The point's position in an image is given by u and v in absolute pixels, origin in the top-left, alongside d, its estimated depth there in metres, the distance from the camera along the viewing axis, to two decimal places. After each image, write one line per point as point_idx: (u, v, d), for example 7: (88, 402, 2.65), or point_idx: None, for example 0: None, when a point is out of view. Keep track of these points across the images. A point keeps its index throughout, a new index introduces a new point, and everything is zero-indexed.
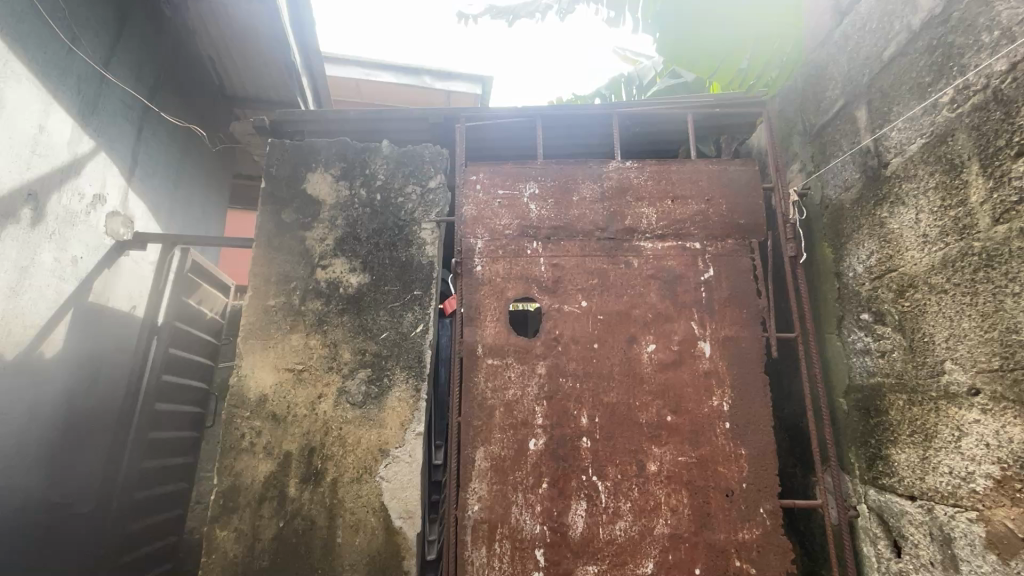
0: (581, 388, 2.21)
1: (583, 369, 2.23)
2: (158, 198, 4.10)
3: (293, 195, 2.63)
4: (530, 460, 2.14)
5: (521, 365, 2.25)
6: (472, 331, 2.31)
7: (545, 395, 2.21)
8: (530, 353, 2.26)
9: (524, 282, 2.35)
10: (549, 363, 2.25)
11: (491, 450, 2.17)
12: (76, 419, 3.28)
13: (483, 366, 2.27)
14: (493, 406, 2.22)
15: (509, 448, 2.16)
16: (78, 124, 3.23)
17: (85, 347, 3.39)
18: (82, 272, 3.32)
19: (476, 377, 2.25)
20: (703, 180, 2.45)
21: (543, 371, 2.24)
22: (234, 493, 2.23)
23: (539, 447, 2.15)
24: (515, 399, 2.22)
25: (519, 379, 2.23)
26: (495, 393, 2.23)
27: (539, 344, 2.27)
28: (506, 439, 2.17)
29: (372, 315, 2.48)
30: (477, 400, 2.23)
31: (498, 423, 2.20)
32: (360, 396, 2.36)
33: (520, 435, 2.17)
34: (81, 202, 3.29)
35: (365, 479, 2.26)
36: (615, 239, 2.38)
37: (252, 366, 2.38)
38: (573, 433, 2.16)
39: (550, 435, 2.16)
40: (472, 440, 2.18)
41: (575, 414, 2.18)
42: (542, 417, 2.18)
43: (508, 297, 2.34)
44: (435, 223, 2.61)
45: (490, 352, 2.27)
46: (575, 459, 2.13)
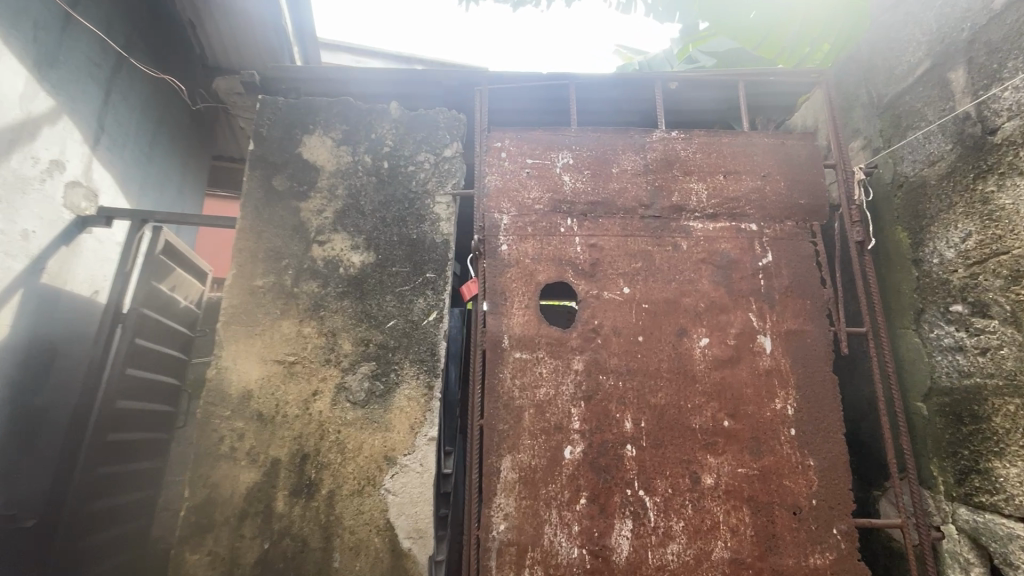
0: (625, 387, 1.91)
1: (628, 366, 1.93)
2: (127, 170, 3.67)
3: (287, 160, 2.26)
4: (567, 472, 1.82)
5: (555, 359, 1.94)
6: (498, 320, 1.99)
7: (583, 395, 1.90)
8: (565, 345, 1.95)
9: (558, 264, 2.04)
10: (588, 357, 1.94)
11: (521, 459, 1.85)
12: (19, 419, 2.84)
13: (511, 359, 1.95)
14: (523, 407, 1.90)
15: (542, 457, 1.84)
16: (35, 77, 2.81)
17: (35, 334, 2.96)
18: (34, 249, 2.89)
19: (502, 373, 1.93)
20: (759, 155, 2.18)
21: (581, 367, 1.93)
22: (209, 510, 1.85)
23: (576, 456, 1.84)
24: (548, 399, 1.90)
25: (553, 376, 1.92)
26: (525, 392, 1.91)
27: (576, 335, 1.96)
28: (537, 446, 1.85)
29: (377, 299, 2.13)
30: (503, 399, 1.90)
31: (529, 427, 1.87)
32: (363, 394, 2.01)
33: (554, 442, 1.85)
34: (34, 167, 2.86)
35: (367, 492, 1.91)
36: (661, 218, 2.09)
37: (235, 356, 2.01)
38: (616, 440, 1.85)
39: (589, 442, 1.85)
40: (498, 447, 1.86)
41: (618, 418, 1.87)
42: (580, 421, 1.87)
43: (539, 281, 2.02)
44: (451, 196, 2.27)
45: (518, 345, 1.96)
46: (618, 470, 1.82)
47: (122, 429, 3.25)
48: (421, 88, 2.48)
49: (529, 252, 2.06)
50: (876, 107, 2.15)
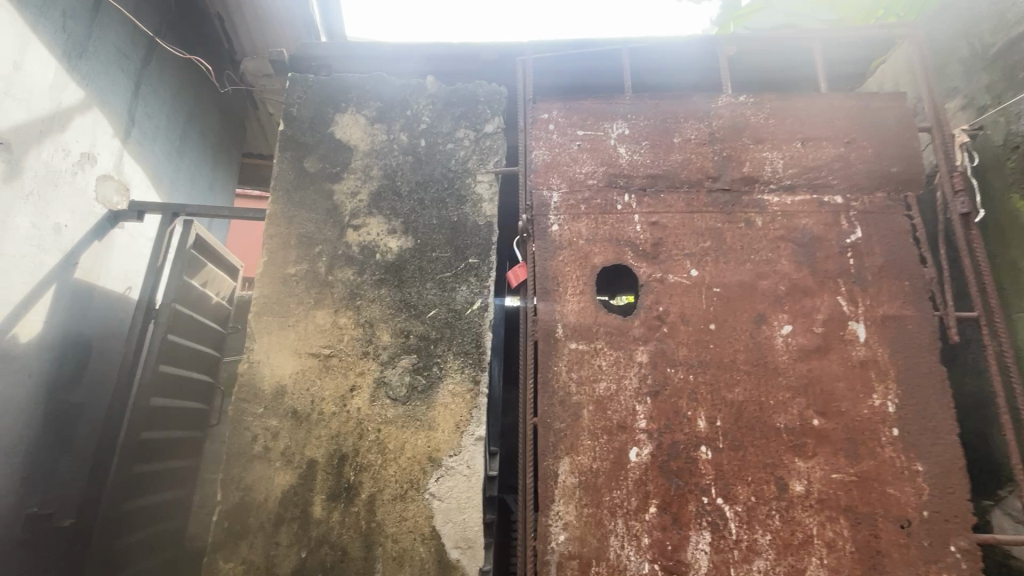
0: (697, 380, 1.69)
1: (699, 357, 1.71)
2: (159, 164, 3.61)
3: (318, 140, 2.12)
4: (633, 476, 1.62)
5: (616, 350, 1.74)
6: (551, 308, 1.80)
7: (649, 391, 1.70)
8: (627, 335, 1.76)
9: (616, 245, 1.84)
10: (653, 348, 1.73)
11: (581, 462, 1.66)
12: (53, 416, 2.81)
13: (567, 350, 1.76)
14: (581, 402, 1.71)
15: (604, 459, 1.65)
16: (65, 67, 2.74)
17: (70, 331, 2.91)
18: (67, 243, 2.84)
19: (557, 365, 1.75)
20: (841, 119, 1.92)
21: (645, 359, 1.73)
22: (242, 515, 1.71)
23: (643, 458, 1.64)
24: (608, 394, 1.71)
25: (614, 369, 1.73)
26: (582, 386, 1.72)
27: (638, 324, 1.76)
28: (599, 447, 1.66)
29: (416, 287, 1.96)
30: (559, 394, 1.72)
31: (588, 425, 1.68)
32: (403, 390, 1.85)
33: (618, 443, 1.66)
34: (66, 159, 2.80)
35: (411, 497, 1.75)
36: (731, 191, 1.87)
37: (267, 349, 1.87)
38: (689, 441, 1.64)
39: (657, 443, 1.64)
40: (555, 447, 1.68)
41: (690, 416, 1.66)
42: (646, 419, 1.67)
43: (595, 264, 1.82)
44: (493, 174, 2.09)
45: (574, 334, 1.78)
46: (691, 475, 1.61)
47: (156, 427, 3.19)
48: (458, 61, 2.31)
49: (583, 232, 1.86)
50: (980, 59, 1.88)
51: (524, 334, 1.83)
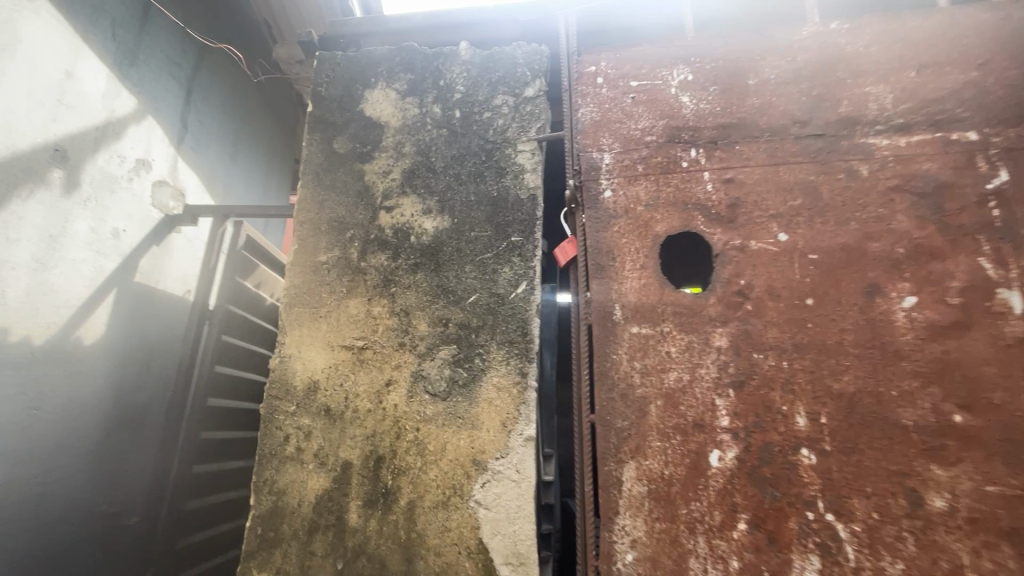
0: (793, 368, 1.38)
1: (793, 340, 1.40)
2: (214, 168, 3.66)
3: (348, 119, 1.98)
4: (714, 486, 1.35)
5: (686, 334, 1.47)
6: (608, 287, 1.57)
7: (731, 381, 1.41)
8: (700, 315, 1.48)
9: (683, 211, 1.56)
10: (734, 330, 1.45)
11: (649, 467, 1.41)
12: (121, 417, 2.89)
13: (628, 335, 1.52)
14: (647, 396, 1.46)
15: (678, 464, 1.39)
16: (116, 75, 2.80)
17: (133, 333, 2.99)
18: (125, 248, 2.90)
19: (618, 353, 1.52)
20: (969, 36, 1.52)
21: (724, 343, 1.44)
22: (274, 522, 1.59)
23: (726, 463, 1.36)
24: (680, 386, 1.44)
25: (686, 356, 1.46)
26: (648, 377, 1.47)
27: (714, 302, 1.48)
28: (671, 450, 1.40)
29: (454, 270, 1.77)
30: (621, 388, 1.49)
31: (656, 424, 1.43)
32: (443, 384, 1.66)
33: (694, 445, 1.39)
34: (121, 165, 2.86)
35: (454, 504, 1.55)
36: (825, 136, 1.52)
37: (299, 343, 1.75)
38: (785, 443, 1.33)
39: (743, 445, 1.36)
40: (618, 448, 1.45)
41: (785, 411, 1.35)
42: (729, 417, 1.38)
43: (657, 234, 1.56)
44: (536, 141, 1.86)
45: (637, 316, 1.53)
46: (790, 485, 1.30)
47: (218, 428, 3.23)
48: (494, 23, 2.10)
49: (642, 198, 1.60)
50: None
51: (576, 319, 1.61)
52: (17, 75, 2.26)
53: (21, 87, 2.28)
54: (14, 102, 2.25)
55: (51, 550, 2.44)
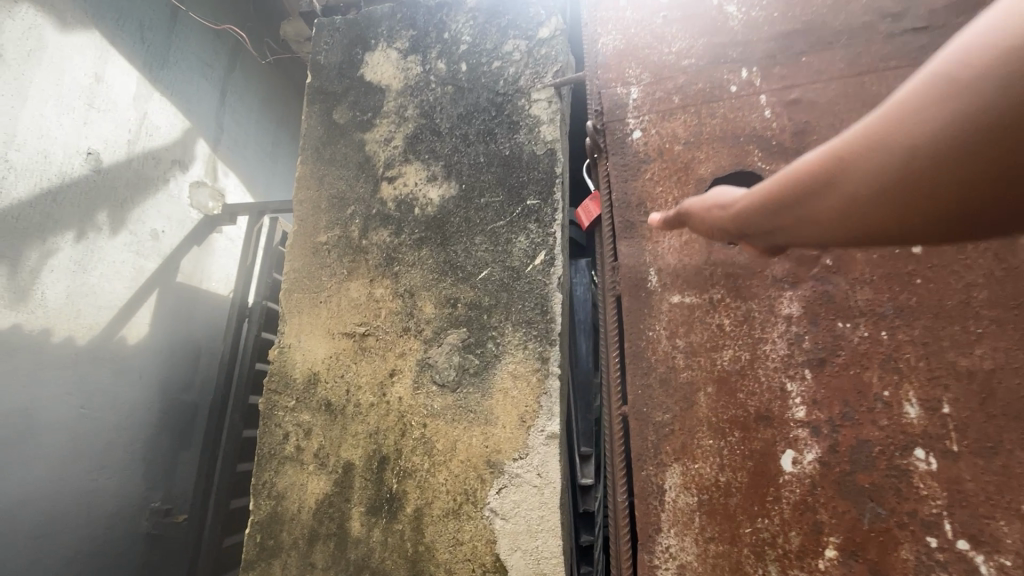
0: (896, 340, 1.03)
1: (894, 303, 1.04)
2: (253, 168, 3.68)
3: (347, 87, 1.81)
4: (788, 498, 1.04)
5: (745, 300, 1.15)
6: (639, 250, 1.28)
7: (807, 359, 1.08)
8: (761, 275, 1.15)
9: (735, 147, 1.24)
10: (809, 293, 1.11)
11: (698, 473, 1.11)
12: (170, 415, 2.94)
13: (667, 307, 1.22)
14: (695, 382, 1.15)
15: (738, 469, 1.08)
16: (147, 78, 2.83)
17: (178, 333, 3.03)
18: (165, 249, 2.94)
19: (656, 329, 1.22)
20: None
21: (796, 311, 1.11)
22: (274, 529, 1.45)
23: (804, 469, 1.04)
24: (738, 367, 1.12)
25: (743, 328, 1.14)
26: (695, 358, 1.16)
27: (780, 258, 1.15)
28: (728, 450, 1.10)
29: (463, 243, 1.53)
30: (660, 371, 1.19)
31: (707, 417, 1.13)
32: (451, 374, 1.43)
33: (759, 444, 1.08)
34: (157, 167, 2.90)
35: (465, 514, 1.33)
36: (931, 28, 1.13)
37: (298, 332, 1.59)
38: (889, 442, 0.99)
39: (829, 444, 1.03)
40: (658, 447, 1.16)
41: (886, 399, 1.01)
42: (806, 407, 1.06)
43: (702, 178, 1.25)
44: (553, 87, 1.58)
45: (678, 282, 1.22)
46: (897, 500, 0.97)
47: None
48: None
49: (680, 135, 1.29)
50: None
51: (605, 290, 1.33)
52: (46, 80, 2.30)
53: (51, 92, 2.32)
54: (45, 108, 2.29)
55: (99, 546, 2.50)
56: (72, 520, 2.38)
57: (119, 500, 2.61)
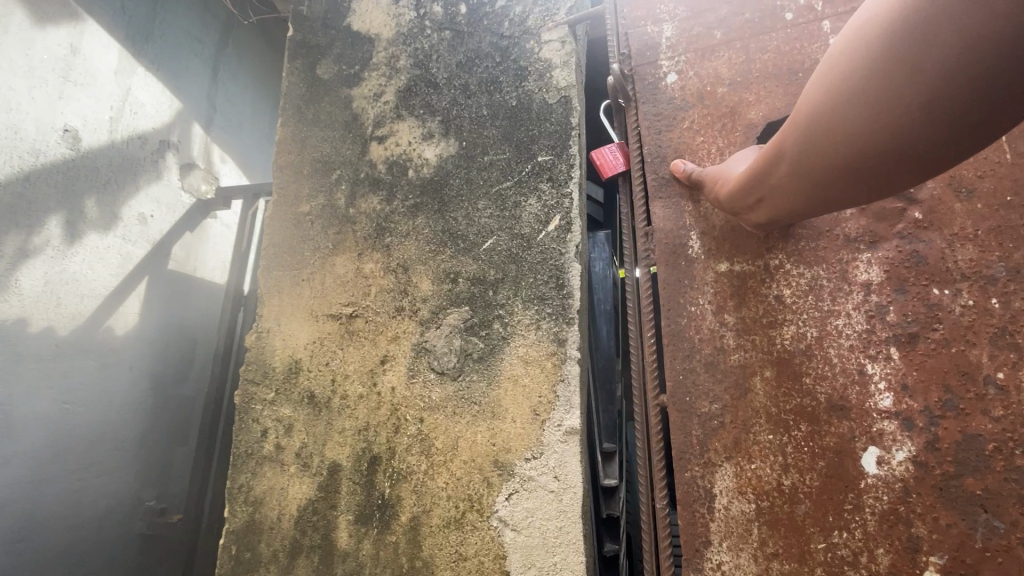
0: (1011, 309, 0.81)
1: (1007, 262, 0.82)
2: (249, 150, 3.50)
3: (332, 38, 1.59)
4: (873, 506, 0.82)
5: (810, 265, 0.93)
6: (676, 211, 1.06)
7: (892, 335, 0.86)
8: (830, 235, 0.93)
9: (792, 86, 1.03)
10: (893, 254, 0.89)
11: (755, 475, 0.90)
12: (163, 410, 2.78)
13: (713, 276, 0.99)
14: (750, 364, 0.93)
15: (806, 471, 0.86)
16: (129, 51, 2.65)
17: (170, 323, 2.86)
18: (154, 234, 2.77)
19: (699, 303, 1.00)
20: None
21: (876, 277, 0.89)
22: (251, 540, 1.26)
23: (893, 472, 0.82)
24: (804, 347, 0.91)
25: (810, 299, 0.92)
26: (748, 337, 0.94)
27: (854, 214, 0.93)
28: (793, 449, 0.88)
29: (464, 208, 1.32)
30: (704, 354, 0.97)
31: (766, 408, 0.91)
32: (452, 360, 1.22)
33: (832, 441, 0.86)
34: (143, 147, 2.72)
35: (470, 524, 1.12)
36: None
37: (278, 315, 1.39)
38: (1008, 438, 0.78)
39: (926, 440, 0.82)
40: (703, 443, 0.94)
41: (1000, 382, 0.80)
42: (893, 395, 0.85)
43: (753, 124, 1.04)
44: (567, 26, 1.35)
45: (725, 246, 1.00)
46: (1021, 511, 0.75)
47: None
48: None
49: (724, 75, 1.08)
50: None
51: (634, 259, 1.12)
52: (14, 50, 2.13)
53: (21, 64, 2.16)
54: (14, 80, 2.12)
55: (85, 549, 2.35)
56: (56, 522, 2.23)
57: (107, 499, 2.46)
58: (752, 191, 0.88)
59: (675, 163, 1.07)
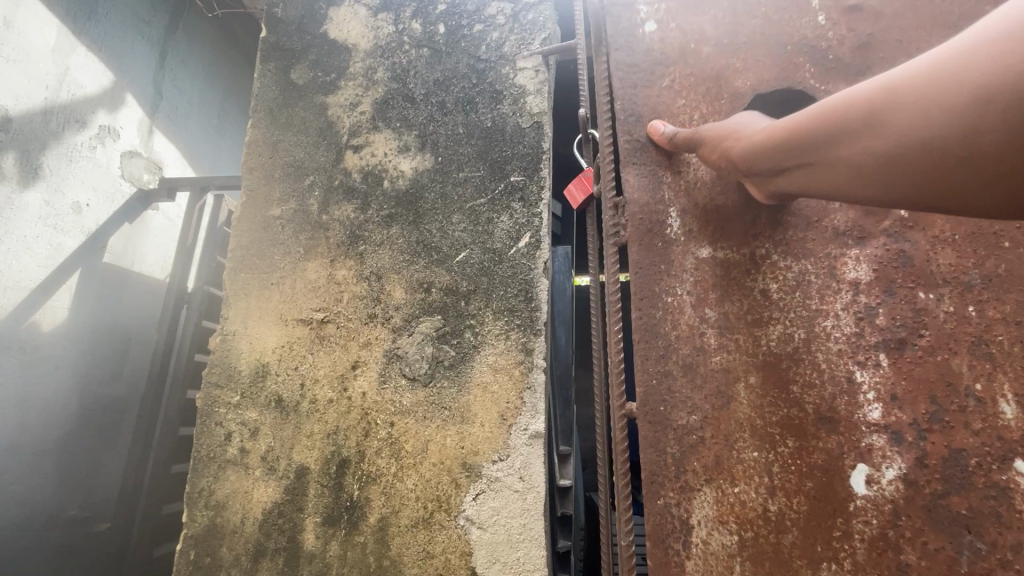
0: (986, 317, 0.86)
1: (981, 270, 0.87)
2: (196, 141, 3.35)
3: (308, 44, 1.60)
4: (863, 532, 0.84)
5: (794, 257, 0.95)
6: (654, 180, 1.08)
7: (882, 340, 0.89)
8: (819, 227, 0.95)
9: (780, 58, 1.05)
10: (878, 253, 0.91)
11: (739, 499, 0.91)
12: (91, 412, 2.61)
13: (693, 262, 1.01)
14: (733, 368, 0.95)
15: (793, 493, 0.88)
16: (70, 29, 2.49)
17: (103, 320, 2.70)
18: (90, 224, 2.60)
19: (676, 293, 1.01)
20: None
21: (864, 276, 0.91)
22: (212, 545, 1.26)
23: (882, 492, 0.84)
24: (791, 348, 0.92)
25: (799, 294, 0.93)
26: (730, 334, 0.96)
27: (840, 209, 0.94)
28: (780, 467, 0.89)
29: (439, 221, 1.38)
30: (682, 354, 0.99)
31: (752, 419, 0.92)
32: (424, 367, 1.27)
33: (819, 457, 0.87)
34: (80, 132, 2.55)
35: (436, 524, 1.18)
36: None
37: (245, 318, 1.39)
38: (988, 450, 0.82)
39: (915, 456, 0.84)
40: (681, 463, 0.95)
41: (978, 394, 0.84)
42: (882, 406, 0.87)
43: (739, 91, 1.06)
44: (540, 56, 1.45)
45: (709, 228, 1.01)
46: (999, 530, 0.79)
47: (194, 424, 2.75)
48: None
49: (709, 35, 1.11)
50: None
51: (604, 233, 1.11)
52: None
53: None
54: None
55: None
56: None
57: (25, 507, 2.29)
58: (811, 152, 0.75)
59: (652, 124, 1.08)
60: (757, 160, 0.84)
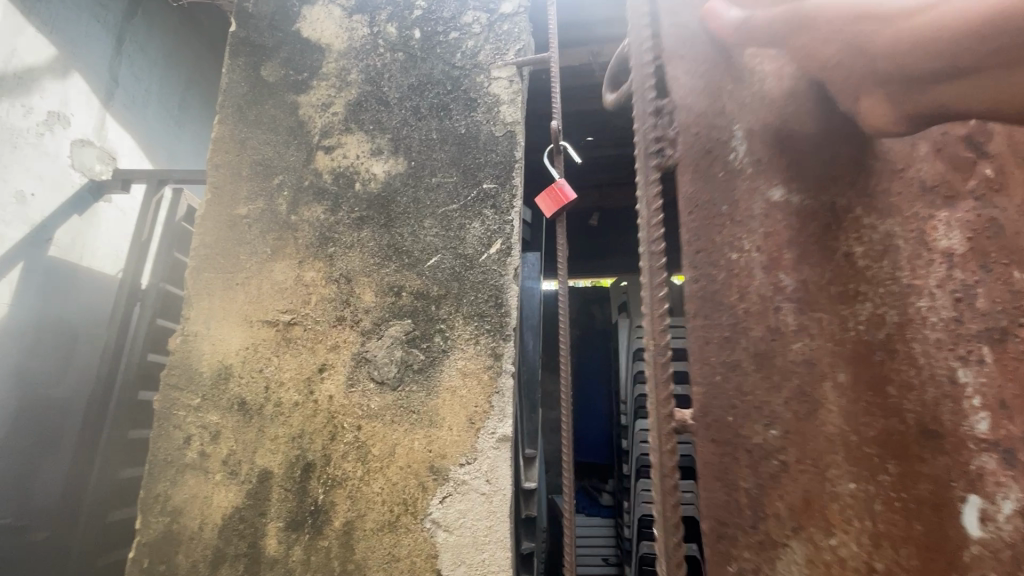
0: None
1: None
2: (153, 131, 3.21)
3: (280, 41, 1.58)
4: None
5: (872, 214, 0.52)
6: (713, 87, 0.67)
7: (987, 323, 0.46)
8: (903, 177, 0.52)
9: None
10: (969, 218, 0.48)
11: (836, 558, 0.50)
12: (30, 413, 2.46)
13: (764, 207, 0.60)
14: (818, 361, 0.53)
15: (898, 544, 0.46)
16: (18, 9, 2.35)
17: (45, 316, 2.54)
18: (35, 215, 2.46)
19: (745, 249, 0.61)
20: None
21: (961, 232, 0.48)
22: (168, 552, 1.23)
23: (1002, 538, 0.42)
24: (883, 336, 0.50)
25: (885, 264, 0.51)
26: (810, 313, 0.54)
27: (928, 154, 0.51)
28: (880, 506, 0.48)
29: (410, 226, 1.39)
30: (755, 339, 0.58)
31: (844, 436, 0.50)
32: (393, 371, 1.28)
33: (921, 491, 0.46)
34: (27, 117, 2.41)
35: (402, 527, 1.19)
36: None
37: (208, 319, 1.36)
38: None
39: None
40: (761, 507, 0.56)
41: None
42: (992, 412, 0.44)
43: None
44: (515, 66, 1.48)
45: (788, 159, 0.58)
46: None
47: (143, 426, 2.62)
48: None
49: None
50: None
51: (641, 141, 0.72)
52: None
53: None
54: None
55: None
56: None
57: None
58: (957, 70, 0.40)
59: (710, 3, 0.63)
60: (844, 63, 0.47)
